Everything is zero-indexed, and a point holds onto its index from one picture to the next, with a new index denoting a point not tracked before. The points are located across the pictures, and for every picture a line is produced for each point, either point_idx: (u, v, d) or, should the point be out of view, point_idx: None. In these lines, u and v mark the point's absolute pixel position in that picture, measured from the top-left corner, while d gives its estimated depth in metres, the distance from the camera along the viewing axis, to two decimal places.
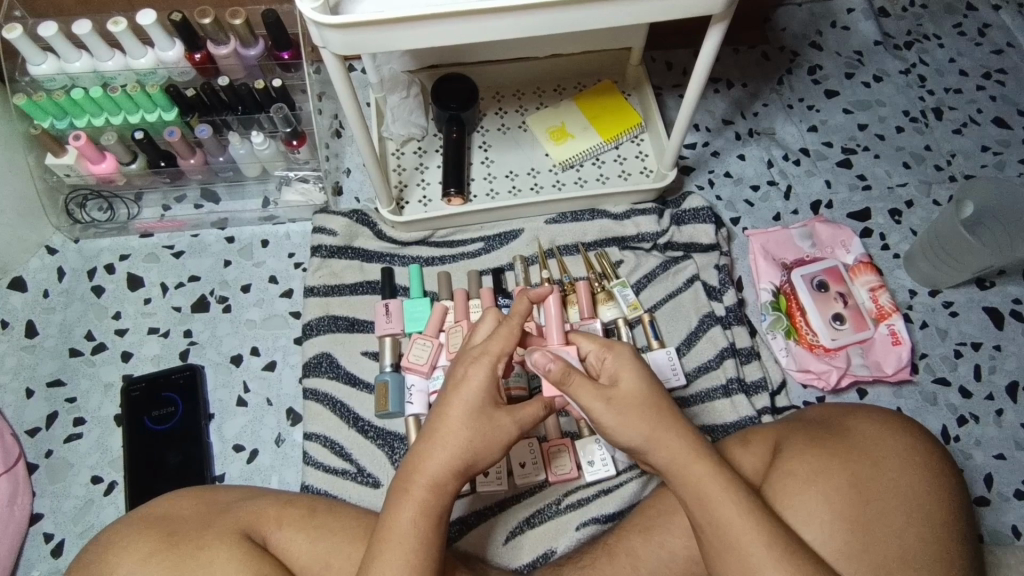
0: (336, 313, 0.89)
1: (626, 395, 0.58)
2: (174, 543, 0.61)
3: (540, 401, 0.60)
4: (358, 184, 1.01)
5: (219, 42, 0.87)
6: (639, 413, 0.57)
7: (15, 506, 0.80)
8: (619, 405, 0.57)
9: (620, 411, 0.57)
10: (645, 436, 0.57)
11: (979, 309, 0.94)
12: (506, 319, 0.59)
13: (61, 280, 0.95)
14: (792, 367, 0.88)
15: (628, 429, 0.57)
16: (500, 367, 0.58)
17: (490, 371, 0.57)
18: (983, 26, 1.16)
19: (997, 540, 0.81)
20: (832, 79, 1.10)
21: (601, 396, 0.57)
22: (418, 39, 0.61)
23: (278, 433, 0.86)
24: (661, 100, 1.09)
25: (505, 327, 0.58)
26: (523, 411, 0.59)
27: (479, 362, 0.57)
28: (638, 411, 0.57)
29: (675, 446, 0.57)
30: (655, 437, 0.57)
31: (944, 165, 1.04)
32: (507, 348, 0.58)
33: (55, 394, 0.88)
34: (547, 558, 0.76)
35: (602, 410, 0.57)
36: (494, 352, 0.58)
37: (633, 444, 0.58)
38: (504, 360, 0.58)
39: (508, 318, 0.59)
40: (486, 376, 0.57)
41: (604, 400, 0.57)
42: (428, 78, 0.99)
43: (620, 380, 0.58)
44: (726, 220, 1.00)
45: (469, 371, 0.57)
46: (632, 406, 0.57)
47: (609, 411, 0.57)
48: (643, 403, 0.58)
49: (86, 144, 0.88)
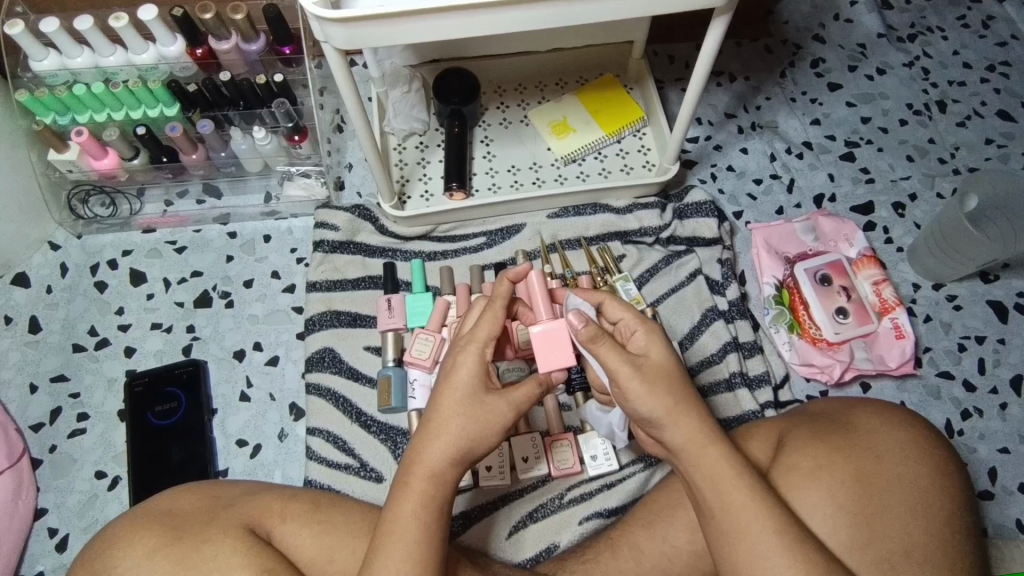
0: (339, 308, 0.89)
1: (656, 365, 0.58)
2: (180, 537, 0.61)
3: (533, 380, 0.60)
4: (360, 179, 1.02)
5: (219, 38, 0.87)
6: (665, 382, 0.57)
7: (19, 500, 0.80)
8: (649, 371, 0.57)
9: (648, 376, 0.57)
10: (669, 407, 0.57)
11: (984, 302, 0.93)
12: (489, 304, 0.60)
13: (64, 275, 0.95)
14: (796, 361, 0.88)
15: (652, 400, 0.57)
16: (487, 352, 0.58)
17: (479, 356, 0.58)
18: (987, 18, 1.15)
19: (1002, 534, 0.81)
20: (835, 72, 1.10)
21: (629, 360, 0.57)
22: (420, 34, 0.61)
23: (281, 429, 0.87)
24: (663, 93, 1.08)
25: (489, 314, 0.59)
26: (518, 393, 0.58)
27: (468, 350, 0.58)
28: (666, 382, 0.57)
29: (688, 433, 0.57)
30: (677, 412, 0.57)
31: (948, 158, 1.03)
32: (494, 332, 0.58)
33: (58, 390, 0.88)
34: (550, 552, 0.76)
35: (630, 373, 0.56)
36: (481, 338, 0.58)
37: (650, 418, 0.57)
38: (492, 344, 0.58)
39: (492, 303, 0.60)
40: (475, 361, 0.57)
41: (634, 365, 0.57)
42: (430, 72, 0.99)
43: (650, 353, 0.59)
44: (729, 214, 1.00)
45: (459, 358, 0.58)
46: (660, 378, 0.57)
47: (635, 375, 0.56)
48: (669, 375, 0.58)
49: (88, 139, 0.88)
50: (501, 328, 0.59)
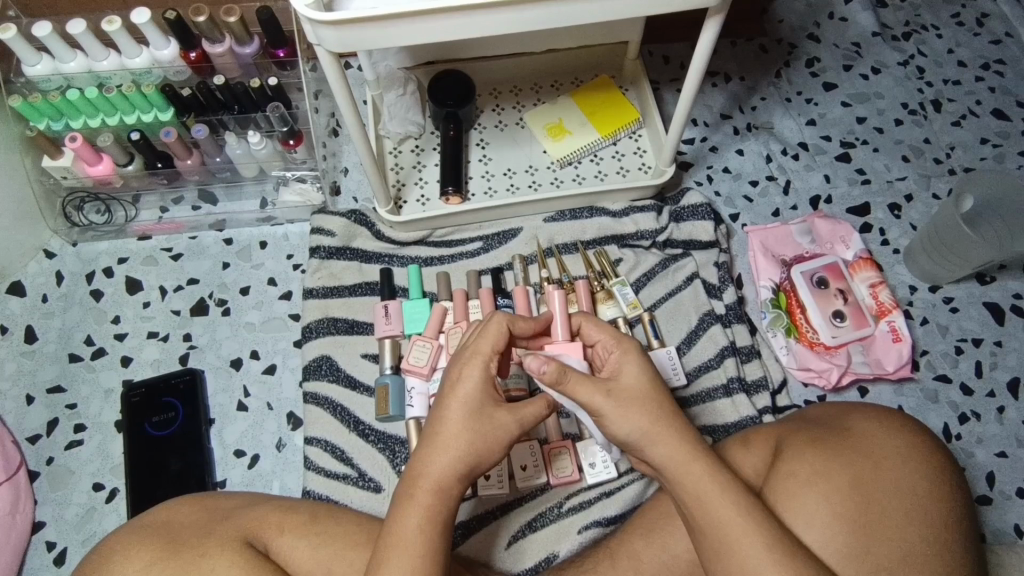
0: (335, 315, 0.89)
1: (627, 388, 0.58)
2: (176, 551, 0.61)
3: (541, 399, 0.61)
4: (356, 184, 1.01)
5: (213, 40, 0.86)
6: (641, 403, 0.58)
7: (17, 514, 0.80)
8: (625, 392, 0.58)
9: (623, 401, 0.57)
10: (644, 428, 0.57)
11: (979, 304, 0.93)
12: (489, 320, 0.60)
13: (60, 284, 0.94)
14: (793, 365, 0.88)
15: (628, 420, 0.57)
16: (492, 365, 0.59)
17: (484, 370, 0.58)
18: (981, 16, 1.15)
19: (999, 539, 0.81)
20: (830, 71, 1.10)
21: (601, 387, 0.58)
22: (409, 36, 0.60)
23: (279, 438, 0.86)
24: (659, 94, 1.08)
25: (492, 325, 0.59)
26: (524, 410, 0.59)
27: (473, 362, 0.58)
28: (640, 402, 0.58)
29: (672, 446, 0.57)
30: (655, 431, 0.57)
31: (944, 159, 1.03)
32: (497, 345, 0.59)
33: (55, 401, 0.88)
34: (549, 562, 0.76)
35: (603, 401, 0.57)
36: (485, 351, 0.58)
37: (629, 439, 0.58)
38: (497, 357, 0.59)
39: (494, 316, 0.60)
40: (480, 375, 0.58)
41: (605, 392, 0.58)
42: (424, 75, 0.99)
43: (623, 374, 0.59)
44: (725, 217, 0.99)
45: (465, 370, 0.58)
46: (635, 397, 0.58)
47: (610, 401, 0.57)
48: (644, 395, 0.58)
49: (83, 145, 0.87)
50: (505, 342, 0.60)
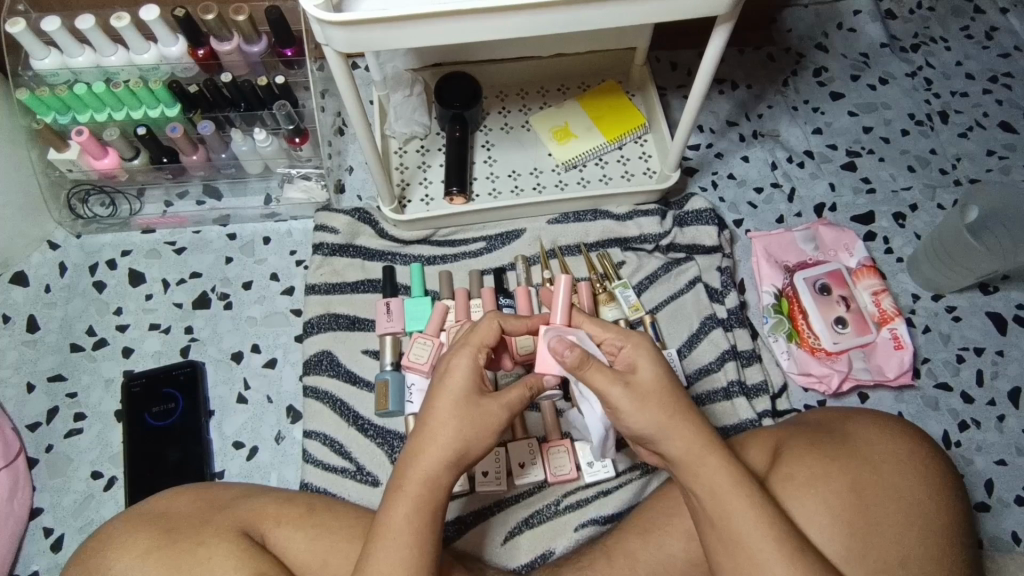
0: (337, 311, 0.89)
1: (644, 382, 0.58)
2: (174, 540, 0.60)
3: (524, 383, 0.61)
4: (360, 182, 1.02)
5: (221, 38, 0.86)
6: (658, 399, 0.57)
7: (15, 500, 0.80)
8: (641, 386, 0.58)
9: (639, 395, 0.57)
10: (660, 422, 0.57)
11: (983, 313, 0.93)
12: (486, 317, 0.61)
13: (63, 275, 0.95)
14: (794, 370, 0.88)
15: (645, 415, 0.57)
16: (481, 356, 0.59)
17: (472, 360, 0.58)
18: (991, 30, 1.15)
19: (997, 547, 0.80)
20: (837, 81, 1.10)
21: (618, 380, 0.58)
22: (418, 38, 0.61)
23: (278, 431, 0.86)
24: (665, 100, 1.09)
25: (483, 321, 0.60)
26: (509, 395, 0.59)
27: (461, 354, 0.58)
28: (657, 398, 0.57)
29: (689, 437, 0.57)
30: (671, 425, 0.57)
31: (950, 169, 1.03)
32: (488, 339, 0.59)
33: (55, 389, 0.88)
34: (545, 558, 0.76)
35: (620, 394, 0.57)
36: (475, 342, 0.59)
37: (642, 433, 0.58)
38: (485, 349, 0.59)
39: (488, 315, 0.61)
40: (469, 365, 0.58)
41: (623, 385, 0.57)
42: (432, 77, 0.99)
43: (640, 368, 0.59)
44: (729, 222, 0.99)
45: (454, 362, 0.58)
46: (651, 394, 0.57)
47: (627, 393, 0.57)
48: (659, 391, 0.58)
49: (88, 139, 0.88)
50: (495, 337, 0.61)
